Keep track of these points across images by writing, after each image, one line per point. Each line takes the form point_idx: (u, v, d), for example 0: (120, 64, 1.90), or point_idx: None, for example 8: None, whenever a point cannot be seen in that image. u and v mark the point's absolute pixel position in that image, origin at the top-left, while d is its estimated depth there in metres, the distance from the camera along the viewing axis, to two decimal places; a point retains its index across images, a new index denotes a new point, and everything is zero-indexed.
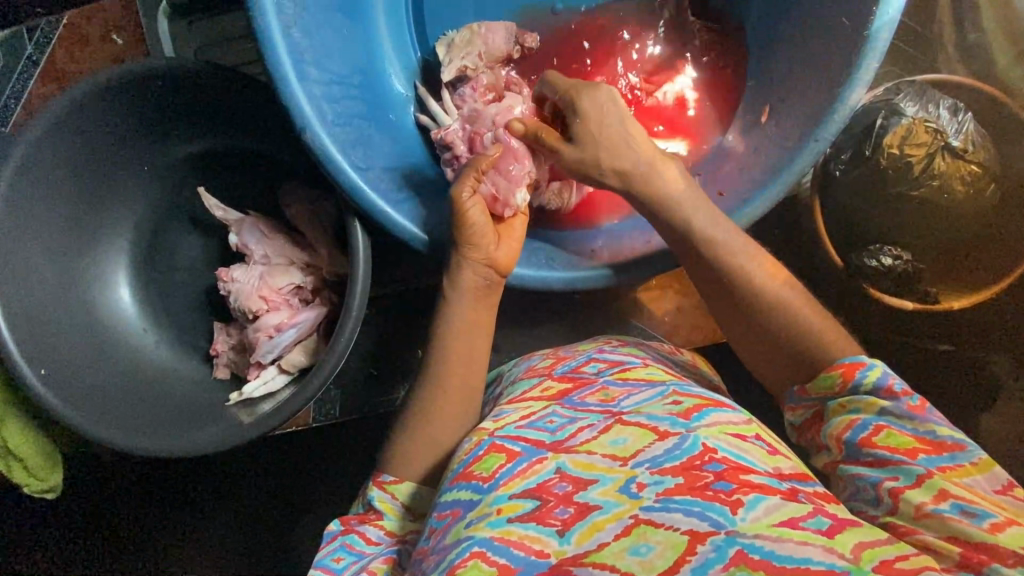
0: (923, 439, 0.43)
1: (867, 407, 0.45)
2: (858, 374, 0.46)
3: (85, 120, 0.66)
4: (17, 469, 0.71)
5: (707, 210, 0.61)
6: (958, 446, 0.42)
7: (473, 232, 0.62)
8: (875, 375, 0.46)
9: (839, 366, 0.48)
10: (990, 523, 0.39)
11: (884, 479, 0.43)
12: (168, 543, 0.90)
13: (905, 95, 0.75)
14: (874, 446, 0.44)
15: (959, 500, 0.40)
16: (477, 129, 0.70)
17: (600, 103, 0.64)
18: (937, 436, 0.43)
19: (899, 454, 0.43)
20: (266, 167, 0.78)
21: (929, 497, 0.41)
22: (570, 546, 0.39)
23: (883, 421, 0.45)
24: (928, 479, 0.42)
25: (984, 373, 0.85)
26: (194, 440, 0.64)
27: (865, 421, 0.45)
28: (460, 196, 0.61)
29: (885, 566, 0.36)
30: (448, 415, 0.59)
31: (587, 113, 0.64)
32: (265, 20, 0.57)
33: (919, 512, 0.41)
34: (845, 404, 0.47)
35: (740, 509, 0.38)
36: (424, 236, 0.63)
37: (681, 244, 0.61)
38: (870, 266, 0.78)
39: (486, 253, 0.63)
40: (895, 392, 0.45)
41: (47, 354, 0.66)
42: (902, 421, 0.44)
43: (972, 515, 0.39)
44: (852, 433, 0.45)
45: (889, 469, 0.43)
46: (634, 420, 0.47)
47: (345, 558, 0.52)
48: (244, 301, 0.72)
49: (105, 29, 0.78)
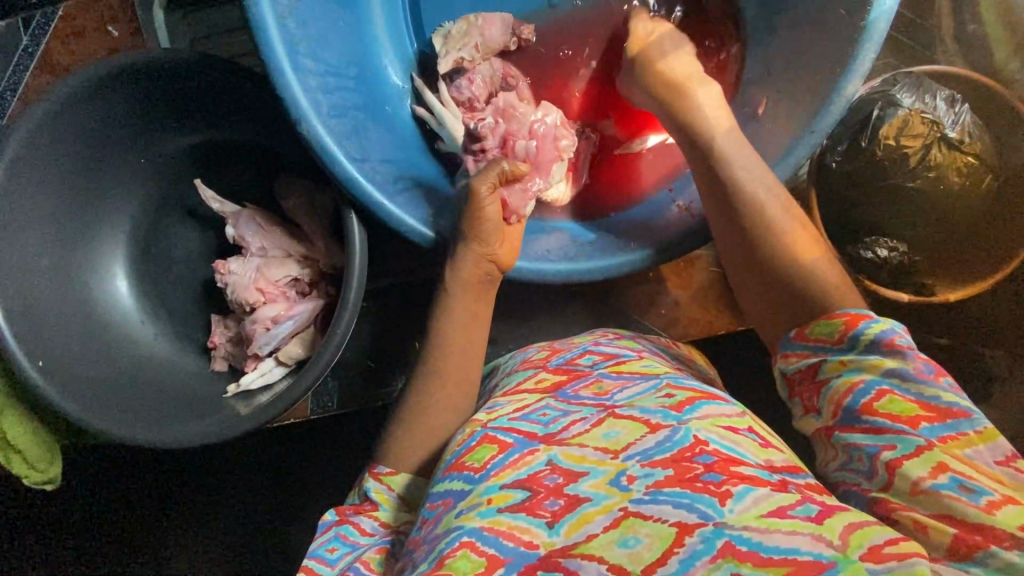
0: (926, 405, 0.43)
1: (869, 367, 0.45)
2: (862, 325, 0.47)
3: (79, 112, 0.65)
4: (16, 462, 0.71)
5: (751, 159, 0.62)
6: (964, 413, 0.42)
7: (472, 222, 0.62)
8: (879, 328, 0.46)
9: (843, 316, 0.48)
10: (987, 501, 0.39)
11: (881, 449, 0.43)
12: (168, 536, 0.90)
13: (901, 87, 0.75)
14: (874, 413, 0.44)
15: (957, 474, 0.40)
16: (510, 130, 0.71)
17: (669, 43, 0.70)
18: (940, 402, 0.43)
19: (900, 422, 0.43)
20: (263, 158, 0.78)
21: (927, 471, 0.41)
22: (559, 538, 0.40)
23: (885, 385, 0.44)
24: (927, 451, 0.41)
25: (980, 367, 0.85)
26: (192, 432, 0.65)
27: (867, 384, 0.45)
28: (478, 192, 0.62)
29: (873, 553, 0.35)
30: (442, 406, 0.59)
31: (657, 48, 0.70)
32: (259, 12, 0.57)
33: (915, 488, 0.41)
34: (845, 362, 0.47)
35: (729, 500, 0.38)
36: (429, 233, 0.63)
37: (717, 195, 0.61)
38: (866, 258, 0.77)
39: (486, 247, 0.63)
40: (898, 346, 0.45)
41: (45, 347, 0.66)
42: (906, 385, 0.44)
43: (970, 491, 0.39)
44: (853, 398, 0.45)
45: (887, 437, 0.43)
46: (627, 413, 0.47)
47: (339, 548, 0.52)
48: (241, 294, 0.72)
49: (100, 21, 0.78)
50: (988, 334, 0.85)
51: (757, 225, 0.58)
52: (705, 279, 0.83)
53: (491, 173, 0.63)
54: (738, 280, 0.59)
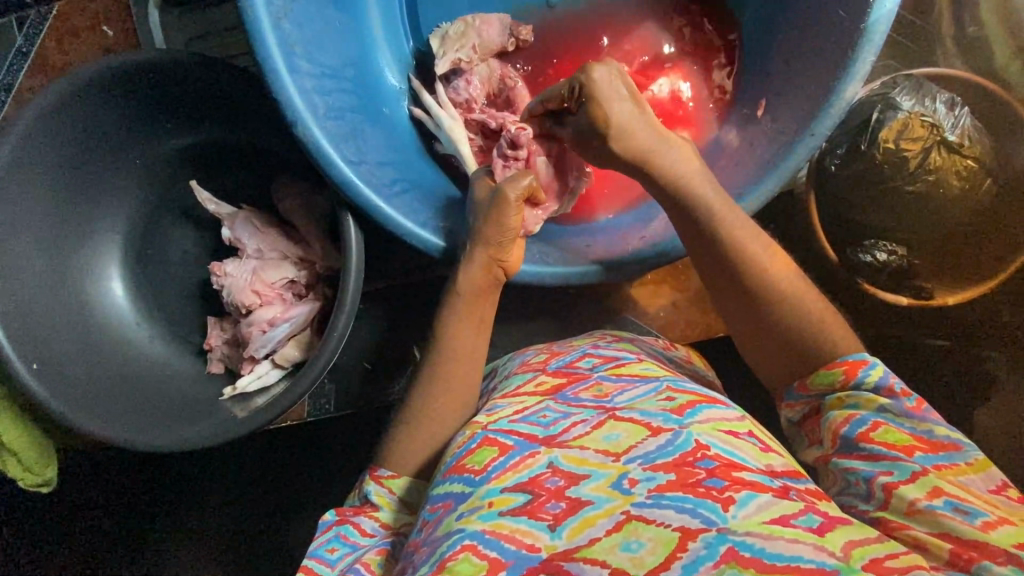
0: (920, 437, 0.44)
1: (866, 403, 0.46)
2: (860, 373, 0.47)
3: (75, 111, 0.65)
4: (12, 465, 0.70)
5: (715, 187, 0.60)
6: (954, 446, 0.43)
7: (491, 223, 0.61)
8: (877, 374, 0.47)
9: (841, 364, 0.48)
10: (983, 521, 0.39)
11: (878, 474, 0.43)
12: (158, 539, 0.90)
13: (901, 89, 0.75)
14: (871, 441, 0.44)
15: (952, 498, 0.40)
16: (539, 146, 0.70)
17: (612, 85, 0.62)
18: (933, 436, 0.44)
19: (895, 450, 0.43)
20: (261, 160, 0.77)
21: (922, 493, 0.41)
22: (561, 541, 0.39)
23: (881, 418, 0.45)
24: (923, 476, 0.42)
25: (976, 370, 0.85)
26: (190, 435, 0.64)
27: (863, 416, 0.45)
28: (507, 197, 0.61)
29: (876, 564, 0.36)
30: (442, 409, 0.59)
31: (597, 92, 0.61)
32: (254, 12, 0.56)
33: (911, 508, 0.41)
34: (843, 398, 0.47)
35: (732, 506, 0.38)
36: (442, 243, 0.64)
37: (681, 220, 0.61)
38: (865, 261, 0.78)
39: (499, 250, 0.62)
40: (895, 391, 0.46)
41: (38, 349, 0.65)
42: (900, 419, 0.45)
43: (965, 513, 0.40)
44: (849, 427, 0.46)
45: (884, 464, 0.43)
46: (628, 416, 0.46)
47: (339, 549, 0.52)
48: (237, 296, 0.72)
49: (95, 20, 0.78)
50: (986, 336, 0.85)
51: (752, 238, 0.57)
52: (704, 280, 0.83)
53: (520, 180, 0.62)
54: (717, 290, 0.59)
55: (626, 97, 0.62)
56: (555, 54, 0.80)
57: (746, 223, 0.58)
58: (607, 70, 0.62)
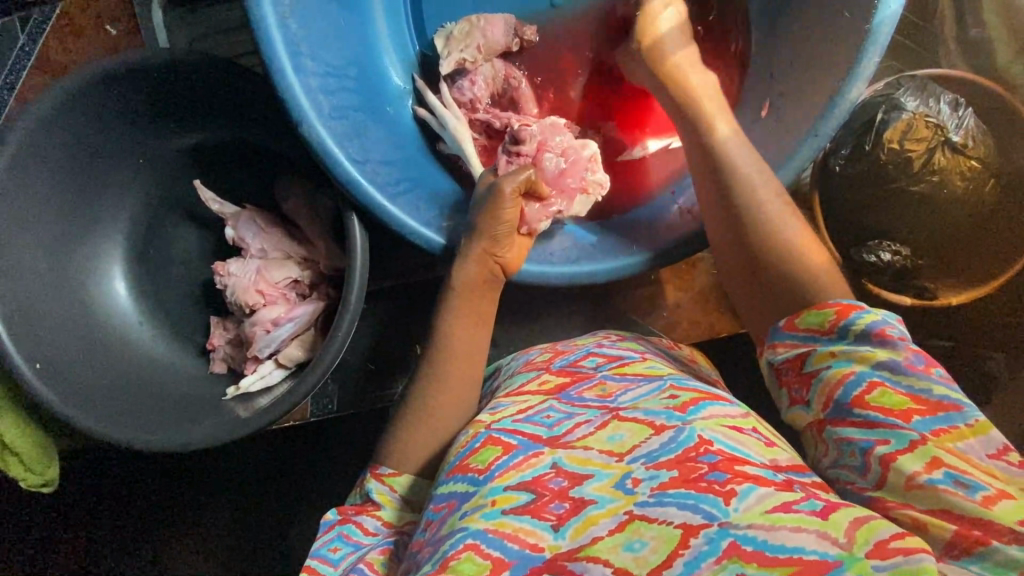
0: (917, 398, 0.42)
1: (860, 359, 0.44)
2: (852, 315, 0.46)
3: (79, 110, 0.65)
4: (14, 465, 0.70)
5: (744, 146, 0.61)
6: (954, 406, 0.42)
7: (485, 216, 0.61)
8: (869, 319, 0.45)
9: (834, 305, 0.47)
10: (983, 496, 0.39)
11: (875, 443, 0.42)
12: (162, 540, 0.90)
13: (906, 90, 0.75)
14: (867, 407, 0.43)
15: (951, 470, 0.40)
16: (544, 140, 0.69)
17: (668, 14, 0.69)
18: (931, 395, 0.42)
19: (893, 416, 0.42)
20: (264, 159, 0.77)
21: (921, 466, 0.40)
22: (564, 541, 0.39)
23: (877, 377, 0.43)
24: (921, 445, 0.41)
25: (979, 371, 0.85)
26: (193, 435, 0.64)
27: (859, 376, 0.44)
28: (502, 191, 0.61)
29: (880, 548, 0.35)
30: (444, 408, 0.59)
31: (651, 13, 0.69)
32: (261, 11, 0.56)
33: (910, 483, 0.40)
34: (836, 352, 0.46)
35: (733, 498, 0.38)
36: (441, 241, 0.64)
37: (708, 173, 0.61)
38: (869, 261, 0.77)
39: (493, 244, 0.62)
40: (888, 336, 0.44)
41: (41, 348, 0.65)
42: (897, 378, 0.43)
43: (966, 487, 0.39)
44: (844, 390, 0.44)
45: (880, 432, 0.42)
46: (630, 416, 0.46)
47: (342, 549, 0.52)
48: (240, 295, 0.72)
49: (98, 20, 0.77)
50: (988, 337, 0.85)
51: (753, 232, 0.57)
52: (707, 281, 0.82)
53: (519, 175, 0.62)
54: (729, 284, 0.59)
55: (679, 30, 0.69)
56: (559, 54, 0.80)
57: (776, 195, 0.58)
58: (672, 2, 0.69)
